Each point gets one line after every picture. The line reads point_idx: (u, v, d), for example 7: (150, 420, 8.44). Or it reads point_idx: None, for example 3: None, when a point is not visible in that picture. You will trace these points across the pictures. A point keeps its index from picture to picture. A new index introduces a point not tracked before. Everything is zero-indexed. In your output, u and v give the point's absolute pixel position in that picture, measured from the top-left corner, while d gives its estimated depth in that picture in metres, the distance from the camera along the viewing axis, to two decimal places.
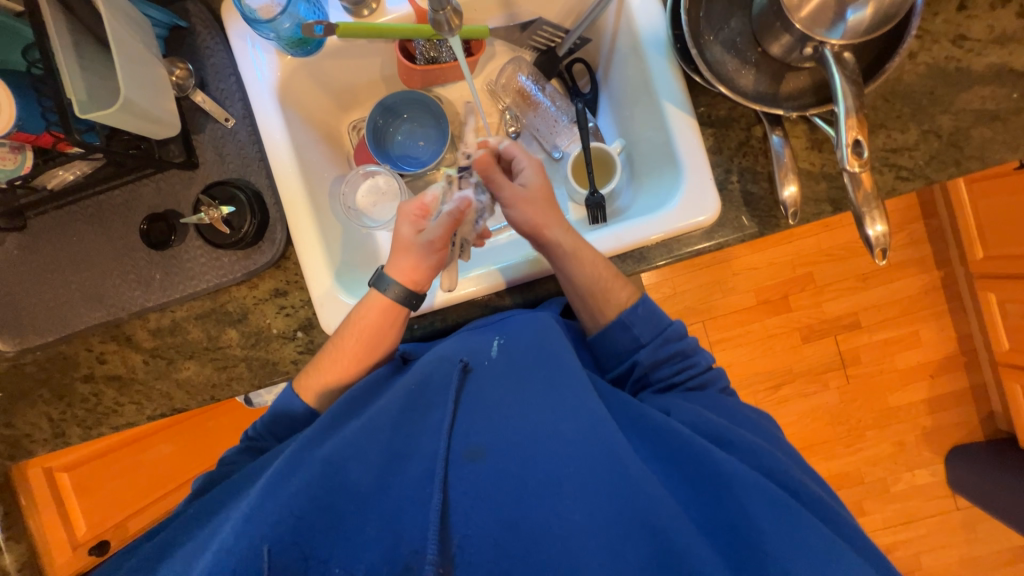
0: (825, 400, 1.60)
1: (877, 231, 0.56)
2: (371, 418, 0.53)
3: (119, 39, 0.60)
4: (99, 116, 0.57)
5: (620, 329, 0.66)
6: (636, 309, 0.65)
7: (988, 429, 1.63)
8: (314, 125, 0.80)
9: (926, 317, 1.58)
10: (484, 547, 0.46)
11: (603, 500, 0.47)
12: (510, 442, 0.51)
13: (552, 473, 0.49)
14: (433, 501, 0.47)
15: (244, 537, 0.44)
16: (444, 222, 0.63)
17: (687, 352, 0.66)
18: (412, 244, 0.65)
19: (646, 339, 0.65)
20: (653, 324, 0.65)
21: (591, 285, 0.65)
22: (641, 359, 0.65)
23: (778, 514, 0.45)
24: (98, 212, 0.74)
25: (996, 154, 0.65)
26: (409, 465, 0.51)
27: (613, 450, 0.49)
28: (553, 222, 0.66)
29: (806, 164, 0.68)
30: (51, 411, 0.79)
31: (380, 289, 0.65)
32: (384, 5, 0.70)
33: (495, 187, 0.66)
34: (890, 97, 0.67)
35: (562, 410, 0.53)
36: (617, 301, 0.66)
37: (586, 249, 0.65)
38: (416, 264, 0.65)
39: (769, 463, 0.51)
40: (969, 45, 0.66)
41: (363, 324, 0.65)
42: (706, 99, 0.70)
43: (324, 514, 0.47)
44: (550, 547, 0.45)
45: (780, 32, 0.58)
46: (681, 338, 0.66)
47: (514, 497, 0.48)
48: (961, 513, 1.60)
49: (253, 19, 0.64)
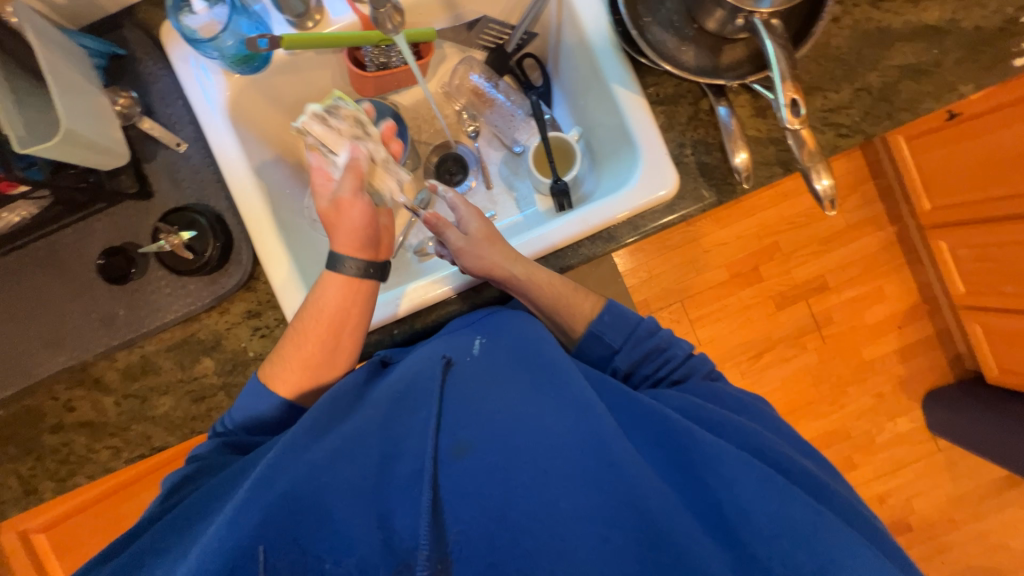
0: (806, 362, 1.66)
1: (824, 184, 0.59)
2: (357, 425, 0.52)
3: (55, 69, 0.59)
4: (40, 149, 0.55)
5: (594, 340, 0.68)
6: (603, 317, 0.68)
7: (958, 370, 1.71)
8: (270, 143, 0.79)
9: (886, 271, 1.66)
10: (475, 543, 0.47)
11: (592, 489, 0.47)
12: (496, 438, 0.51)
13: (541, 464, 0.49)
14: (422, 500, 0.47)
15: (231, 537, 0.42)
16: (348, 174, 0.63)
17: (664, 344, 0.67)
18: (340, 213, 0.64)
19: (619, 345, 0.67)
20: (621, 327, 0.68)
21: (552, 303, 0.69)
22: (619, 364, 0.67)
23: (764, 494, 0.46)
24: (50, 253, 0.71)
25: (924, 104, 0.70)
26: (398, 465, 0.50)
27: (602, 437, 0.49)
28: (504, 260, 0.68)
29: (753, 130, 0.71)
30: (19, 468, 0.75)
31: (338, 269, 0.64)
32: (328, 15, 0.70)
33: (445, 238, 0.71)
34: (822, 60, 0.71)
35: (550, 404, 0.53)
36: (583, 312, 0.69)
37: (540, 273, 0.69)
38: (351, 227, 0.64)
39: (758, 443, 0.52)
40: (886, 6, 0.70)
41: (324, 309, 0.63)
42: (652, 79, 0.73)
43: (299, 509, 0.45)
44: (538, 536, 0.46)
45: (712, 7, 0.61)
46: (654, 334, 0.67)
47: (503, 492, 0.48)
48: (944, 454, 1.67)
49: (194, 38, 0.64)
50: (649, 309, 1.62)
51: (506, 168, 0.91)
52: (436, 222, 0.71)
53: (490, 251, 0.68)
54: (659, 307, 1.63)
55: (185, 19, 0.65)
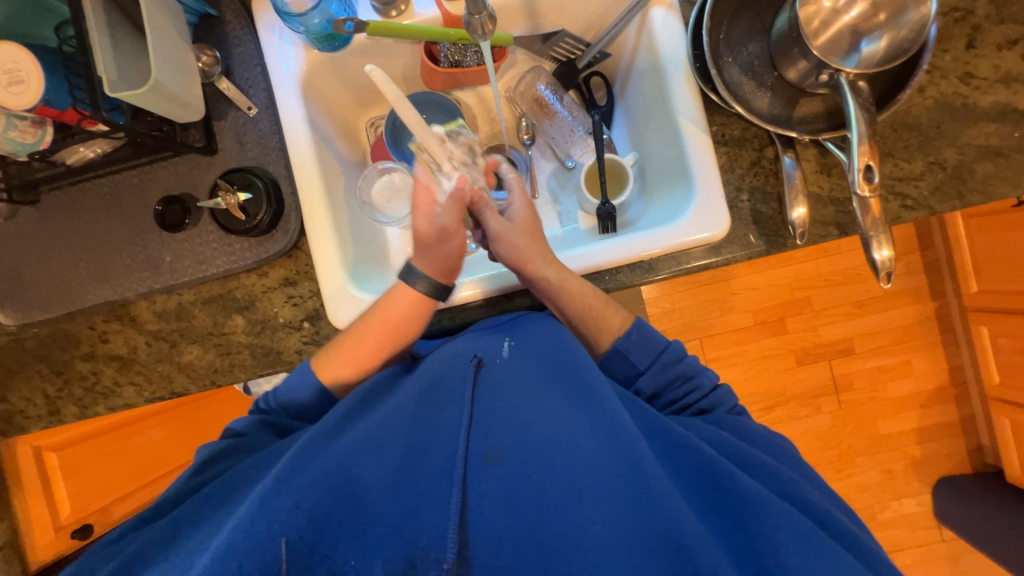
0: (817, 424, 1.61)
1: (883, 255, 0.58)
2: (386, 418, 0.54)
3: (153, 22, 0.61)
4: (128, 95, 0.58)
5: (618, 357, 0.68)
6: (630, 336, 0.67)
7: (976, 462, 1.64)
8: (333, 119, 0.81)
9: (919, 347, 1.61)
10: (504, 552, 0.47)
11: (625, 515, 0.47)
12: (527, 449, 0.51)
13: (572, 483, 0.49)
14: (452, 502, 0.48)
15: (263, 521, 0.43)
16: (454, 204, 0.63)
17: (690, 374, 0.67)
18: (430, 235, 0.65)
19: (644, 366, 0.67)
20: (648, 349, 0.67)
21: (579, 313, 0.68)
22: (642, 386, 0.67)
23: (807, 546, 0.45)
24: (113, 191, 0.74)
25: (998, 189, 0.67)
26: (428, 461, 0.51)
27: (635, 462, 0.49)
28: (535, 257, 0.67)
29: (815, 187, 0.70)
30: (48, 388, 0.78)
31: (409, 282, 0.65)
32: (413, 7, 0.72)
33: (484, 220, 0.69)
34: (898, 127, 0.69)
35: (582, 422, 0.53)
36: (609, 329, 0.69)
37: (572, 280, 0.67)
38: (442, 256, 0.65)
39: (798, 494, 0.51)
40: (976, 83, 0.68)
41: (389, 314, 0.65)
42: (720, 118, 0.72)
43: (339, 502, 0.46)
44: (569, 557, 0.46)
45: (798, 57, 0.60)
46: (679, 360, 0.67)
47: (533, 505, 0.48)
48: (946, 545, 1.60)
49: (284, 11, 0.66)
50: None
51: (554, 180, 0.92)
52: (479, 203, 0.67)
53: (526, 245, 0.67)
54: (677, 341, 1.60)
55: None
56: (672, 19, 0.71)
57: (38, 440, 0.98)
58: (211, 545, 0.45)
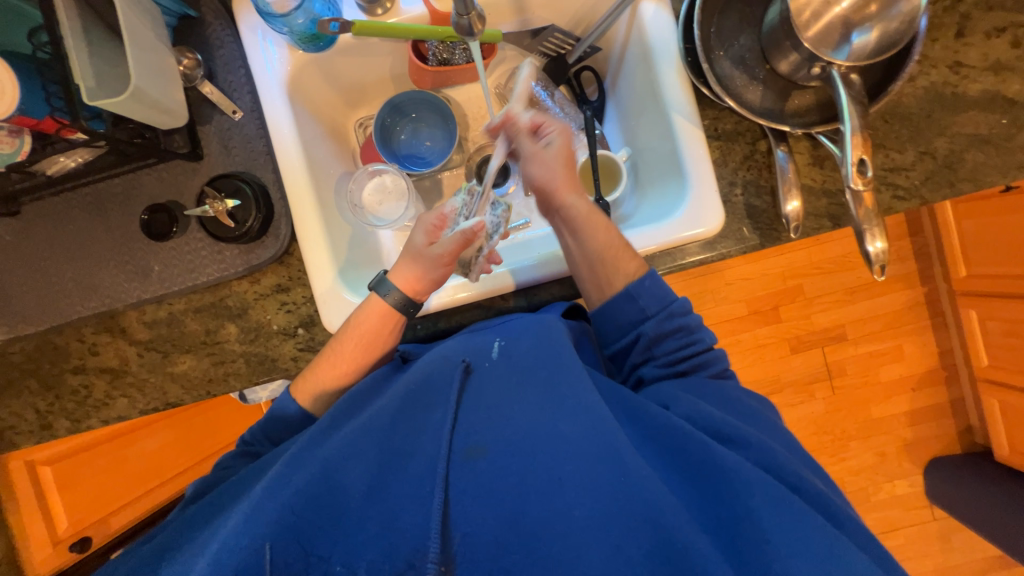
0: (811, 410, 1.63)
1: (877, 247, 0.58)
2: (369, 420, 0.53)
3: (131, 25, 0.59)
4: (107, 103, 0.56)
5: (626, 301, 0.64)
6: (643, 281, 0.64)
7: (966, 442, 1.67)
8: (321, 121, 0.80)
9: (909, 332, 1.63)
10: (484, 547, 0.47)
11: (603, 499, 0.47)
12: (509, 443, 0.51)
13: (552, 474, 0.49)
14: (435, 501, 0.48)
15: (245, 537, 0.45)
16: (456, 240, 0.64)
17: (691, 328, 0.64)
18: (421, 253, 0.66)
19: (651, 312, 0.64)
20: (657, 294, 0.63)
21: (599, 251, 0.65)
22: (645, 330, 0.64)
23: (782, 512, 0.45)
24: (96, 200, 0.72)
25: (988, 177, 0.68)
26: (412, 463, 0.51)
27: (614, 448, 0.49)
28: (568, 186, 0.68)
29: (807, 179, 0.70)
30: (39, 403, 0.77)
31: (381, 294, 0.66)
32: (398, 4, 0.70)
33: (515, 146, 0.71)
34: (889, 118, 0.69)
35: (562, 411, 0.53)
36: (625, 272, 0.65)
37: (598, 216, 0.66)
38: (423, 277, 0.66)
39: (778, 462, 0.51)
40: (965, 72, 0.68)
41: (362, 329, 0.65)
42: (712, 112, 0.72)
43: (314, 505, 0.47)
44: (551, 547, 0.46)
45: (789, 50, 0.60)
46: (686, 314, 0.65)
47: (514, 497, 0.48)
48: (938, 524, 1.64)
49: (266, 12, 0.64)
50: None
51: None
52: (512, 128, 0.69)
53: (561, 173, 0.68)
54: None
55: None
56: (662, 13, 0.71)
57: (31, 453, 0.99)
58: (209, 546, 0.47)
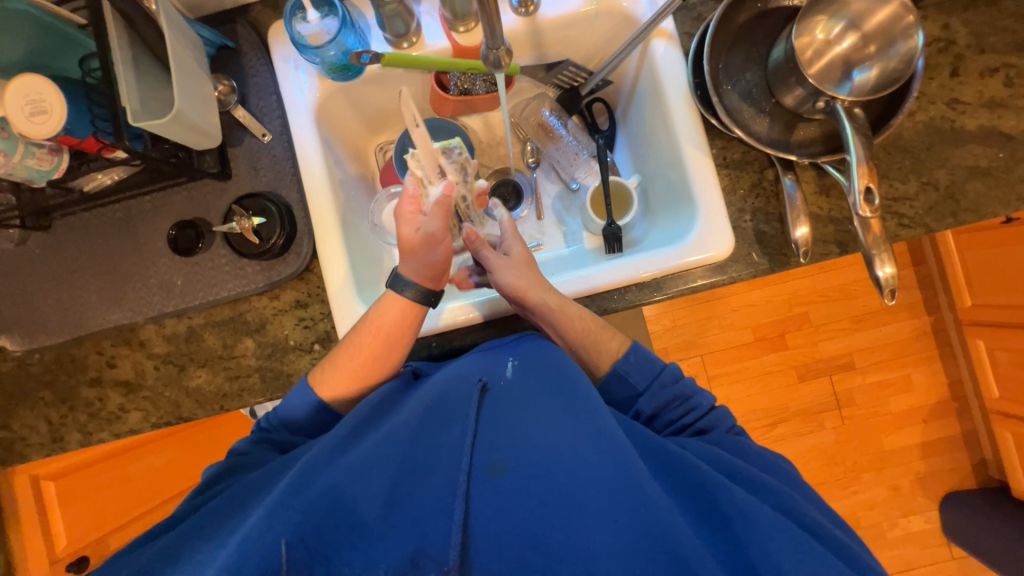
0: (821, 440, 1.61)
1: (886, 272, 0.59)
2: (390, 431, 0.53)
3: (177, 54, 0.63)
4: (151, 125, 0.60)
5: (617, 380, 0.68)
6: (627, 358, 0.67)
7: (982, 477, 1.63)
8: (344, 145, 0.84)
9: (917, 361, 1.62)
10: (505, 565, 0.47)
11: (625, 527, 0.46)
12: (530, 463, 0.51)
13: (572, 494, 0.49)
14: (456, 513, 0.48)
15: (265, 533, 0.43)
16: (438, 211, 0.66)
17: (687, 393, 0.66)
18: (416, 245, 0.66)
19: (642, 387, 0.67)
20: (644, 369, 0.67)
21: (578, 337, 0.69)
22: (642, 407, 0.66)
23: (801, 558, 0.45)
24: (126, 216, 0.75)
25: (990, 208, 0.70)
26: (432, 476, 0.51)
27: (633, 476, 0.48)
28: (537, 285, 0.69)
29: (815, 207, 0.72)
30: (52, 415, 0.77)
31: (399, 290, 0.66)
32: (424, 39, 0.75)
33: (482, 258, 0.73)
34: (891, 150, 0.72)
35: (582, 434, 0.53)
36: (608, 351, 0.69)
37: (570, 306, 0.68)
38: (426, 260, 0.67)
39: (796, 511, 0.51)
40: (962, 108, 0.71)
41: (379, 322, 0.65)
42: (721, 142, 0.75)
43: (335, 511, 0.46)
44: (570, 567, 0.46)
45: (794, 85, 0.64)
46: (678, 381, 0.67)
47: (534, 515, 0.48)
48: (957, 563, 1.58)
49: (302, 44, 0.68)
50: (669, 358, 1.60)
51: (559, 202, 0.94)
52: (477, 242, 0.72)
53: (525, 274, 0.70)
54: (678, 358, 1.61)
55: (297, 25, 0.69)
56: (672, 50, 0.75)
57: (36, 468, 0.97)
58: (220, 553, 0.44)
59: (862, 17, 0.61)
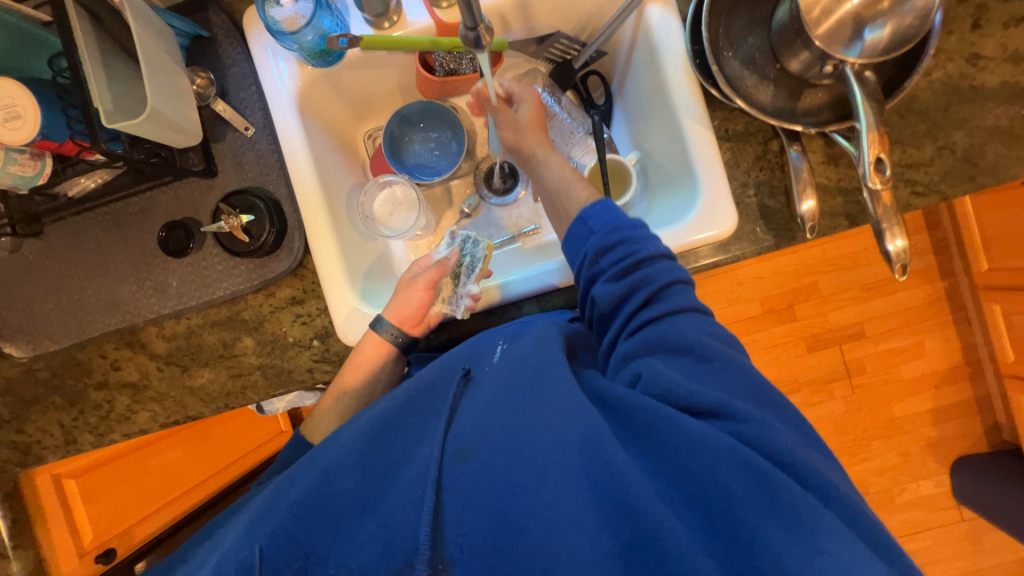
0: (831, 410, 1.60)
1: (897, 246, 0.57)
2: (367, 426, 0.54)
3: (146, 48, 0.61)
4: (127, 126, 0.58)
5: (577, 224, 0.60)
6: (593, 202, 0.60)
7: (994, 440, 1.62)
8: (331, 134, 0.81)
9: (930, 328, 1.59)
10: (475, 544, 0.44)
11: (586, 493, 0.44)
12: (495, 439, 0.48)
13: (535, 462, 0.45)
14: (426, 502, 0.46)
15: (244, 546, 0.46)
16: (433, 269, 0.71)
17: (639, 239, 0.56)
18: (403, 285, 0.72)
19: (599, 228, 0.58)
20: (606, 213, 0.58)
21: (556, 183, 0.68)
22: (590, 248, 0.57)
23: (772, 506, 0.40)
24: (116, 219, 0.74)
25: (1010, 170, 0.66)
26: (406, 470, 0.50)
27: (594, 439, 0.45)
28: (532, 138, 0.72)
29: (822, 178, 0.68)
30: (63, 418, 0.78)
31: (377, 330, 0.69)
32: (404, 17, 0.71)
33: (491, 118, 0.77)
34: (905, 113, 0.68)
35: (549, 401, 0.49)
36: (577, 198, 0.65)
37: (556, 158, 0.70)
38: (401, 303, 0.70)
39: (772, 440, 0.43)
40: (983, 63, 0.67)
41: (358, 361, 0.70)
42: (722, 113, 0.71)
43: (314, 513, 0.47)
44: (535, 538, 0.42)
45: (799, 48, 0.60)
46: (634, 226, 0.57)
47: (501, 491, 0.45)
48: (967, 524, 1.59)
49: (276, 30, 0.65)
50: None
51: None
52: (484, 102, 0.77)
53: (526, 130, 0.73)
54: None
55: (271, 11, 0.65)
56: (669, 16, 0.70)
57: (56, 467, 0.98)
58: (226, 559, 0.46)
59: None
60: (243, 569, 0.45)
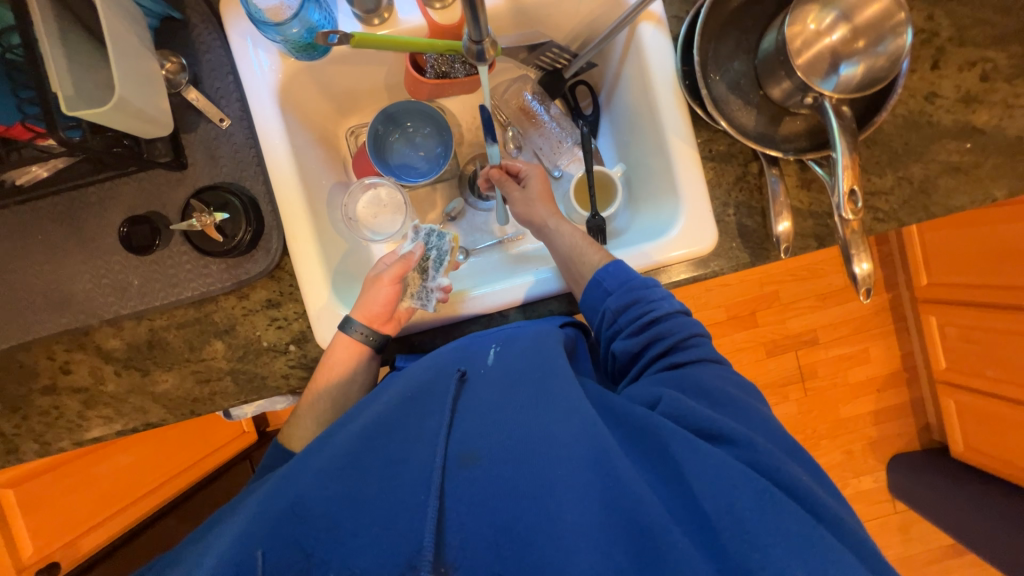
0: (786, 411, 1.70)
1: (863, 269, 0.61)
2: (364, 427, 0.52)
3: (113, 29, 0.56)
4: (90, 114, 0.53)
5: (592, 288, 0.64)
6: (607, 266, 0.65)
7: (925, 440, 1.78)
8: (312, 129, 0.78)
9: (875, 336, 1.72)
10: (479, 553, 0.44)
11: (592, 504, 0.44)
12: (502, 448, 0.49)
13: (542, 472, 0.46)
14: (428, 509, 0.45)
15: (242, 547, 0.43)
16: (397, 264, 0.71)
17: (653, 299, 0.62)
18: (368, 285, 0.70)
19: (614, 288, 0.63)
20: (619, 274, 0.63)
21: (567, 249, 0.70)
22: (608, 306, 0.63)
23: (772, 516, 0.42)
24: (69, 209, 0.68)
25: (958, 202, 0.72)
26: (405, 471, 0.49)
27: (603, 452, 0.46)
28: (543, 208, 0.75)
29: (796, 201, 0.72)
30: (2, 425, 0.72)
31: (347, 332, 0.67)
32: (396, 15, 0.69)
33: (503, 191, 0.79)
34: (871, 144, 0.73)
35: (556, 412, 0.51)
36: (590, 262, 0.68)
37: (565, 225, 0.73)
38: (368, 300, 0.68)
39: (775, 466, 0.45)
40: (939, 101, 0.72)
41: (329, 363, 0.68)
42: (707, 133, 0.73)
43: (313, 516, 0.45)
44: (541, 548, 0.43)
45: (782, 78, 0.63)
46: (646, 287, 0.63)
47: (506, 499, 0.46)
48: (899, 516, 1.74)
49: (260, 19, 0.61)
50: None
51: None
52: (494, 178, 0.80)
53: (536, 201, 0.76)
54: None
55: None
56: (661, 35, 0.71)
57: None
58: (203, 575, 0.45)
59: (854, 10, 0.61)
60: (242, 569, 0.42)
